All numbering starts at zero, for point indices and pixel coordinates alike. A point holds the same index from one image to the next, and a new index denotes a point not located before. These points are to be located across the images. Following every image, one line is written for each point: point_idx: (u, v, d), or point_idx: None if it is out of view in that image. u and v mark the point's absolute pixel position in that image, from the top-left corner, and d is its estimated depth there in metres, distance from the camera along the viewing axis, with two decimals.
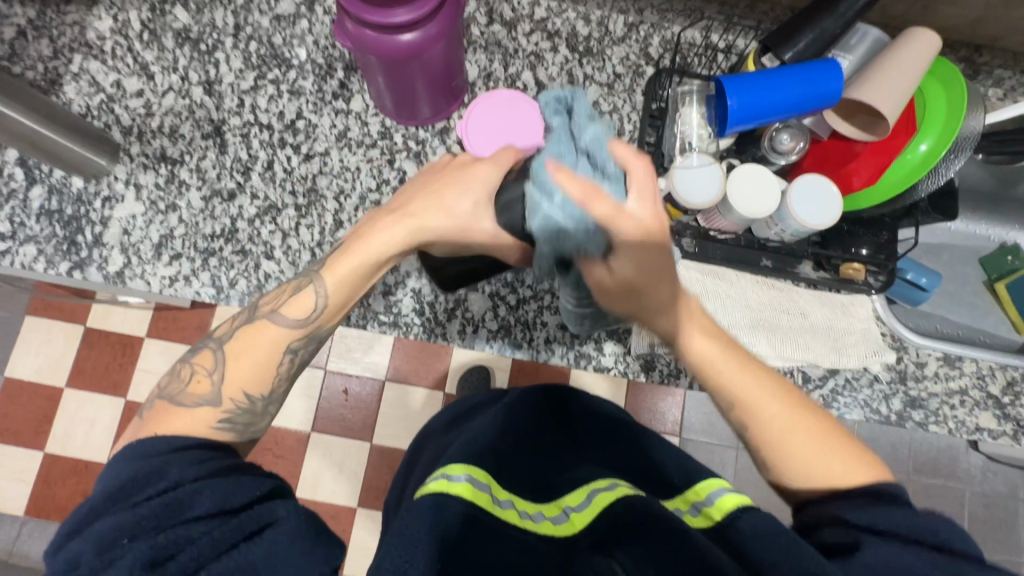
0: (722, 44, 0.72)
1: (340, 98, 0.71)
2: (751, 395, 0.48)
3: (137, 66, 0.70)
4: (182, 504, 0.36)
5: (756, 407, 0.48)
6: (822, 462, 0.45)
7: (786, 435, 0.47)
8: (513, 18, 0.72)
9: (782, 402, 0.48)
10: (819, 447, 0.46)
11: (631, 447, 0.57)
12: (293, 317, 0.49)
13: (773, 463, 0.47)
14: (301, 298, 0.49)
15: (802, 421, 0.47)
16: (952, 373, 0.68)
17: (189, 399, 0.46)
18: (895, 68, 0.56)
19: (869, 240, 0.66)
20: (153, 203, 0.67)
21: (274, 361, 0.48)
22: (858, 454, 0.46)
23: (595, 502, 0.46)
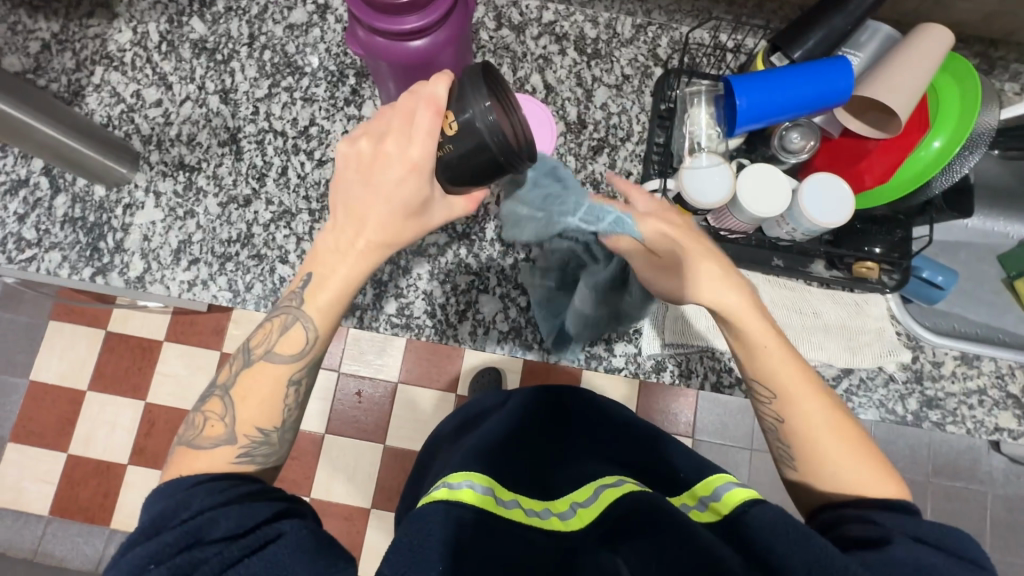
0: (731, 43, 0.72)
1: (352, 105, 0.72)
2: (797, 394, 0.48)
3: (156, 76, 0.72)
4: (200, 530, 0.36)
5: (796, 403, 0.48)
6: (853, 468, 0.46)
7: (824, 439, 0.47)
8: (522, 22, 0.73)
9: (821, 405, 0.48)
10: (851, 452, 0.47)
11: (643, 447, 0.57)
12: (287, 352, 0.46)
13: (807, 460, 0.48)
14: (290, 334, 0.46)
15: (841, 429, 0.48)
16: (970, 373, 0.67)
17: (206, 443, 0.45)
18: (906, 64, 0.56)
19: (883, 238, 0.65)
20: (172, 209, 0.69)
21: (279, 394, 0.46)
22: (888, 471, 0.46)
23: (602, 498, 0.46)
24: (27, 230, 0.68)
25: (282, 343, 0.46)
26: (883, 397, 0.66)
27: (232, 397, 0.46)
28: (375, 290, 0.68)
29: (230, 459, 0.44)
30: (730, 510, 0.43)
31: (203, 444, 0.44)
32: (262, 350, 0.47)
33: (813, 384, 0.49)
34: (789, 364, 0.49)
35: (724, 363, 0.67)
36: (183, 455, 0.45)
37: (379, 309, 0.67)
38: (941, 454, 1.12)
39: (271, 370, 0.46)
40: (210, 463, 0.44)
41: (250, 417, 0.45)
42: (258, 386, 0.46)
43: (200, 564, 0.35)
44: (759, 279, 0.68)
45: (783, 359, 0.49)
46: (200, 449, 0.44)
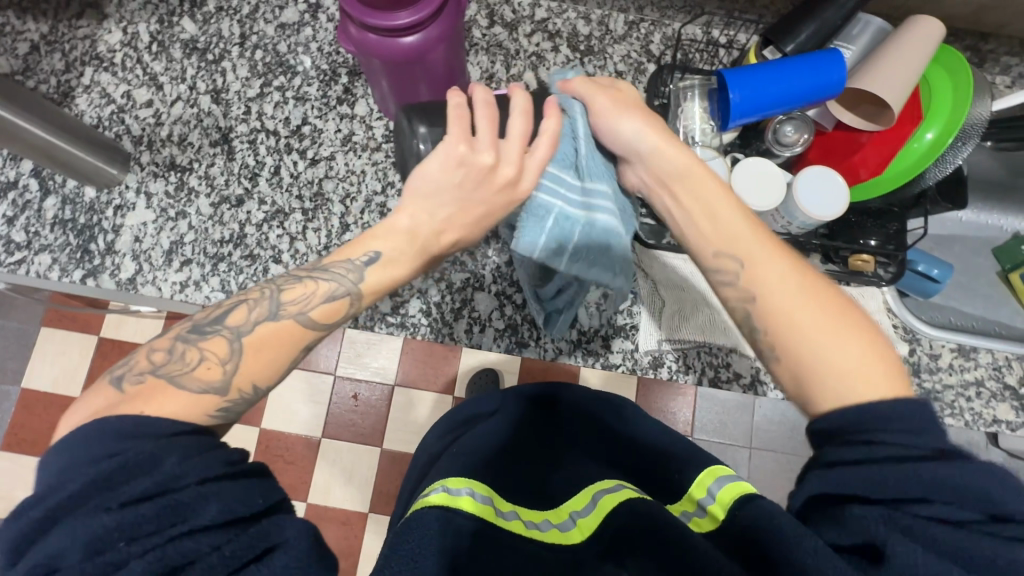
0: (723, 39, 0.72)
1: (345, 103, 0.72)
2: (755, 269, 0.42)
3: (147, 76, 0.71)
4: (184, 510, 0.32)
5: (762, 268, 0.42)
6: (839, 349, 0.38)
7: (799, 316, 0.39)
8: (514, 20, 0.73)
9: (793, 283, 0.41)
10: (834, 325, 0.39)
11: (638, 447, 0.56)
12: (321, 322, 0.43)
13: (787, 344, 0.40)
14: (333, 306, 0.44)
15: (824, 301, 0.40)
16: (967, 364, 0.67)
17: (193, 385, 0.39)
18: (897, 56, 0.56)
19: (877, 231, 0.65)
20: (163, 210, 0.68)
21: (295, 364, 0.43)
22: (880, 349, 0.38)
23: (601, 505, 0.45)
24: (16, 233, 0.67)
25: (321, 310, 0.43)
26: None
27: (241, 345, 0.41)
28: None
29: (209, 411, 0.39)
30: (725, 514, 0.41)
31: (189, 383, 0.40)
32: (295, 308, 0.43)
33: (772, 252, 0.42)
34: (748, 240, 0.43)
35: (722, 358, 0.67)
36: (157, 390, 0.39)
37: (375, 309, 0.67)
38: None
39: (296, 335, 0.43)
40: (187, 407, 0.38)
41: (250, 372, 0.41)
42: (273, 345, 0.42)
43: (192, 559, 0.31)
44: None
45: (734, 240, 0.43)
46: (183, 391, 0.39)
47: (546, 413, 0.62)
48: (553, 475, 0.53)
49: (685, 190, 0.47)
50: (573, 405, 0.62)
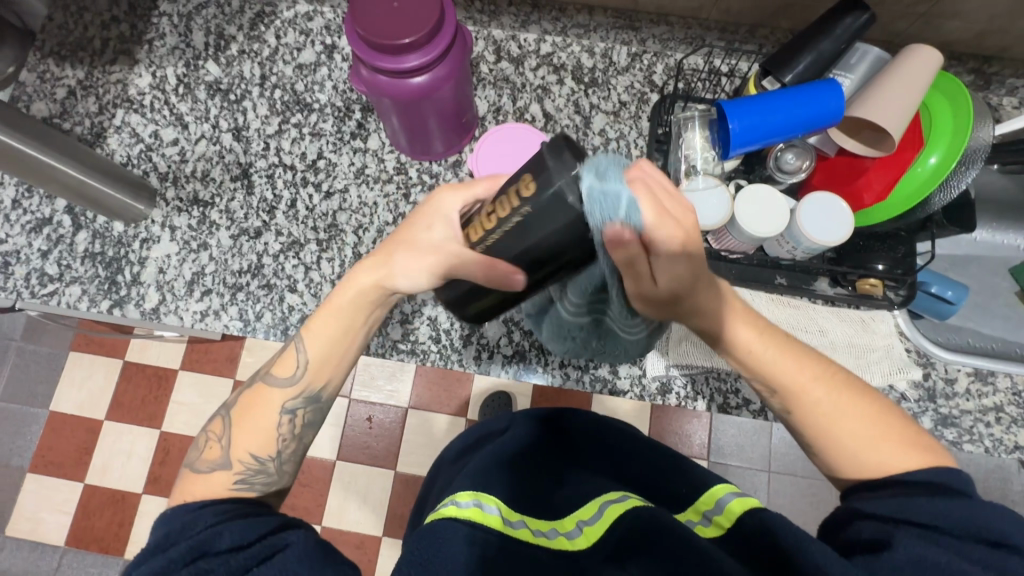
0: (725, 68, 0.73)
1: (358, 138, 0.75)
2: (794, 383, 0.46)
3: (173, 117, 0.75)
4: (205, 543, 0.37)
5: (802, 393, 0.46)
6: (877, 450, 0.43)
7: (842, 431, 0.45)
8: (520, 54, 0.76)
9: (831, 387, 0.46)
10: (870, 431, 0.44)
11: (641, 463, 0.56)
12: (281, 376, 0.48)
13: (828, 454, 0.45)
14: (287, 359, 0.49)
15: (858, 408, 0.45)
16: (985, 390, 0.66)
17: (203, 466, 0.46)
18: (896, 84, 0.57)
19: (884, 255, 0.64)
20: (186, 242, 0.72)
21: (275, 424, 0.48)
22: (902, 430, 0.44)
23: (606, 513, 0.46)
24: (50, 265, 0.71)
25: (278, 366, 0.49)
26: None
27: (231, 421, 0.48)
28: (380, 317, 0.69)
29: (226, 485, 0.45)
30: (734, 523, 0.43)
31: (203, 468, 0.46)
32: (263, 374, 0.49)
33: (807, 369, 0.46)
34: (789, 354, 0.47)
35: (730, 385, 0.67)
36: (187, 480, 0.46)
37: (386, 336, 0.69)
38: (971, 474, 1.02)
39: (268, 398, 0.48)
40: (205, 483, 0.45)
41: (245, 444, 0.47)
42: (251, 416, 0.48)
43: (206, 574, 0.35)
44: (761, 297, 0.68)
45: (780, 354, 0.47)
46: (198, 473, 0.46)
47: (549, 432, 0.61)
48: (559, 488, 0.52)
49: (730, 326, 0.47)
50: (579, 425, 0.62)
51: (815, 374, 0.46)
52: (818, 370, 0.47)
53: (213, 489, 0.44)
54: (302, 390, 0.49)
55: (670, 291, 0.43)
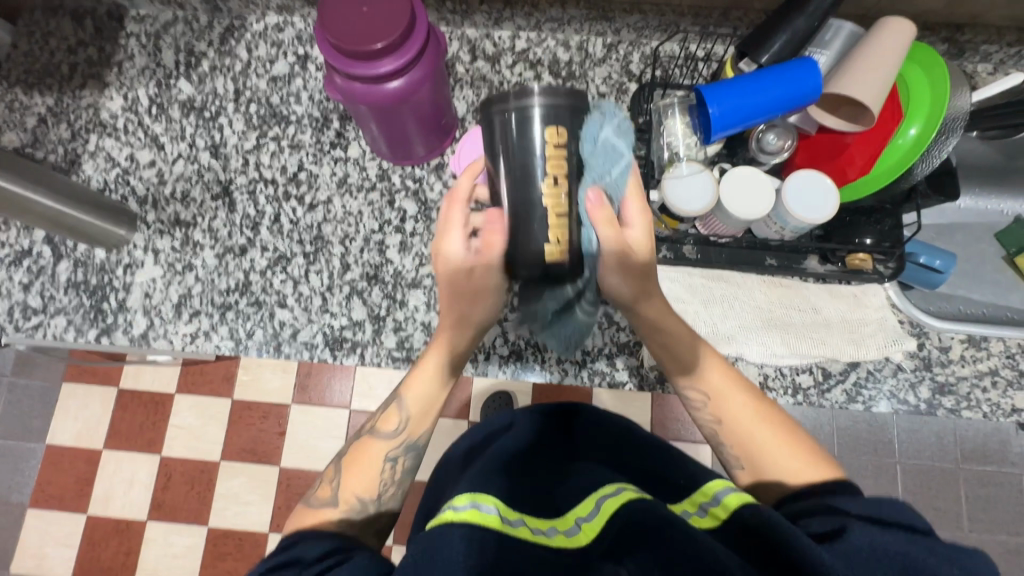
0: (701, 53, 0.74)
1: (338, 147, 0.74)
2: (726, 391, 0.55)
3: (148, 138, 0.74)
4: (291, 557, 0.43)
5: (725, 399, 0.55)
6: (786, 460, 0.50)
7: (757, 438, 0.53)
8: (496, 52, 0.75)
9: (752, 403, 0.55)
10: (783, 445, 0.51)
11: (642, 456, 0.56)
12: (386, 430, 0.56)
13: (743, 458, 0.53)
14: (388, 416, 0.56)
15: (774, 423, 0.53)
16: (979, 355, 0.67)
17: (316, 502, 0.53)
18: (872, 57, 0.57)
19: (872, 228, 0.65)
20: (171, 264, 0.71)
21: (378, 469, 0.55)
22: (815, 454, 0.51)
23: (604, 509, 0.44)
24: (33, 298, 0.69)
25: (382, 419, 0.56)
26: (893, 387, 0.65)
27: (341, 466, 0.56)
28: (373, 326, 0.69)
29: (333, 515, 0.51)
30: (731, 513, 0.42)
31: (317, 504, 0.52)
32: (369, 428, 0.57)
33: (737, 384, 0.55)
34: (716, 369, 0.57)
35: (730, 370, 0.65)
36: (301, 515, 0.52)
37: (380, 345, 0.68)
38: (968, 438, 1.04)
39: (375, 447, 0.55)
40: (315, 517, 0.51)
41: (352, 486, 0.54)
42: (359, 461, 0.55)
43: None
44: (753, 280, 0.68)
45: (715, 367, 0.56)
46: (313, 507, 0.52)
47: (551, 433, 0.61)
48: (560, 484, 0.51)
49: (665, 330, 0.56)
50: (592, 421, 0.61)
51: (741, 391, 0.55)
52: (743, 390, 0.55)
53: (327, 519, 0.51)
54: (402, 442, 0.56)
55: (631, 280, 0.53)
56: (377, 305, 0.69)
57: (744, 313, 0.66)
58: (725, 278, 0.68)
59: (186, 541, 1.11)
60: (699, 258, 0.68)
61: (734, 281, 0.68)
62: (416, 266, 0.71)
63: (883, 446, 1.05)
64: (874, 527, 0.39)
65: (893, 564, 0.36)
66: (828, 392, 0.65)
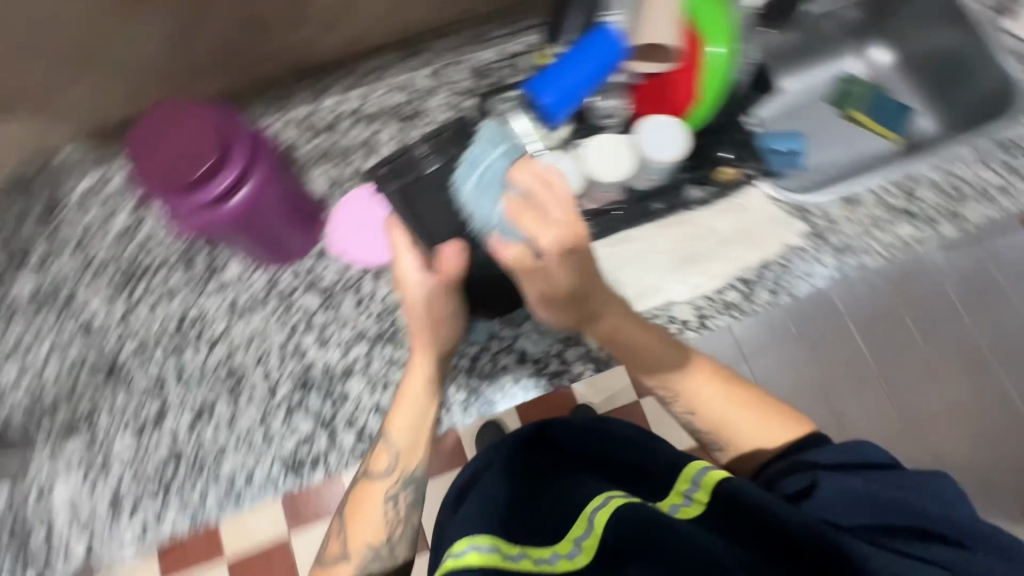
0: (520, 48, 0.76)
1: (214, 275, 0.70)
2: (687, 376, 0.45)
3: (8, 350, 0.67)
4: None
5: (689, 386, 0.45)
6: (757, 429, 0.44)
7: (731, 416, 0.44)
8: (332, 121, 0.74)
9: (719, 378, 0.45)
10: (755, 416, 0.44)
11: (633, 456, 0.45)
12: (378, 469, 0.45)
13: (720, 437, 0.45)
14: (377, 457, 0.46)
15: (740, 394, 0.45)
16: (858, 210, 0.73)
17: (328, 560, 0.44)
18: (653, 10, 0.63)
19: (728, 142, 0.70)
20: (88, 468, 0.65)
21: (383, 512, 0.45)
22: (789, 419, 0.44)
23: (597, 524, 0.37)
24: None
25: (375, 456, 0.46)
26: (804, 268, 0.71)
27: (344, 520, 0.45)
28: (327, 432, 0.66)
29: None
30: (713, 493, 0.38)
31: (327, 562, 0.44)
32: (362, 471, 0.46)
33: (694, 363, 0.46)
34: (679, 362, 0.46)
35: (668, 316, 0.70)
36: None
37: (339, 446, 0.65)
38: None
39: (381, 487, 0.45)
40: None
41: (360, 533, 0.44)
42: (359, 507, 0.45)
43: None
44: (653, 230, 0.72)
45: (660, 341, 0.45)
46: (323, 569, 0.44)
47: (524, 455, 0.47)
48: (556, 504, 0.41)
49: (616, 328, 0.45)
50: (567, 435, 0.47)
51: (711, 382, 0.45)
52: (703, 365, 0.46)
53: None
54: (402, 476, 0.45)
55: (572, 291, 0.40)
56: (321, 410, 0.66)
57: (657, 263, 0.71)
58: (630, 238, 0.72)
59: None
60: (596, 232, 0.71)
61: (638, 238, 0.72)
62: (343, 354, 0.68)
63: None
64: (842, 476, 0.39)
65: (869, 515, 0.37)
66: (755, 297, 0.70)
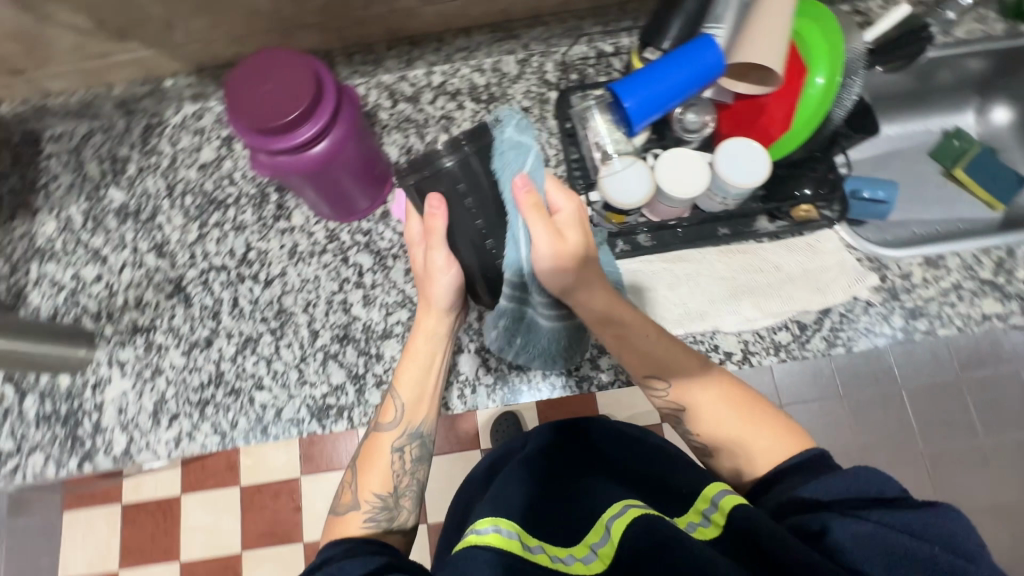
0: (609, 49, 0.76)
1: (281, 219, 0.75)
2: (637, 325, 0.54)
3: (90, 253, 0.74)
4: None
5: (637, 335, 0.54)
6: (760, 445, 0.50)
7: (726, 423, 0.52)
8: (415, 92, 0.77)
9: (656, 337, 0.55)
10: (751, 429, 0.51)
11: (657, 483, 0.52)
12: None
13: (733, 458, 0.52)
14: None
15: (724, 397, 0.53)
16: (939, 273, 0.70)
17: None
18: (761, 25, 0.60)
19: (809, 177, 0.67)
20: (139, 373, 0.70)
21: None
22: (779, 424, 0.51)
23: (613, 532, 0.42)
24: (5, 440, 0.68)
25: None
26: (868, 323, 0.68)
27: None
28: (355, 386, 0.69)
29: None
30: None
31: None
32: None
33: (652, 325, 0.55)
34: (698, 391, 0.54)
35: (710, 342, 0.67)
36: None
37: (366, 403, 0.68)
38: (963, 347, 1.09)
39: None
40: None
41: (369, 484, 0.53)
42: None
43: None
44: (711, 253, 0.70)
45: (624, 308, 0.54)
46: None
47: (551, 465, 0.56)
48: None
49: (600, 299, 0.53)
50: (601, 435, 0.60)
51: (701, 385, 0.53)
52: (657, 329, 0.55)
53: (351, 529, 0.50)
54: None
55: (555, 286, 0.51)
56: (354, 364, 0.69)
57: (712, 286, 0.68)
58: (685, 257, 0.70)
59: None
60: (654, 243, 0.70)
61: (694, 259, 0.70)
62: (384, 316, 0.71)
63: (883, 376, 1.10)
64: None
65: None
66: (808, 343, 0.67)
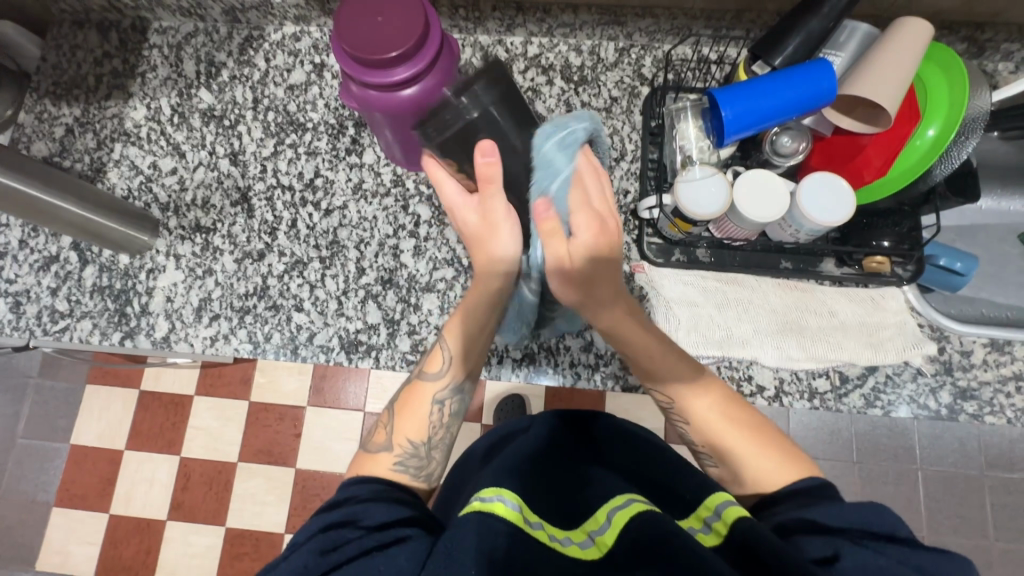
0: (713, 55, 0.74)
1: (353, 153, 0.76)
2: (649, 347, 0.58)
3: (170, 146, 0.77)
4: (356, 515, 0.45)
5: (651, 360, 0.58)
6: (757, 464, 0.52)
7: (727, 440, 0.55)
8: (508, 58, 0.76)
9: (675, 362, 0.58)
10: (749, 445, 0.54)
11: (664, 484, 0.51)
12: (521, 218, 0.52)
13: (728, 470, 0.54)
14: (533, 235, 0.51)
15: (729, 418, 0.56)
16: (1002, 359, 0.66)
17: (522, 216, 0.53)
18: (884, 60, 0.58)
19: (891, 231, 0.64)
20: (191, 269, 0.73)
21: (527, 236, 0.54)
22: (779, 450, 0.53)
23: (615, 521, 0.43)
24: (60, 301, 0.72)
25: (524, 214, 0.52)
26: (913, 393, 0.66)
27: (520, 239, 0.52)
28: (388, 330, 0.70)
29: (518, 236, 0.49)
30: None
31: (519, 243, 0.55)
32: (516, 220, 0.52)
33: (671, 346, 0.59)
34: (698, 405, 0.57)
35: (744, 372, 0.66)
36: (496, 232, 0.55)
37: (395, 349, 0.69)
38: (994, 444, 1.05)
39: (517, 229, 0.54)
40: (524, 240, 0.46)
41: (406, 428, 0.56)
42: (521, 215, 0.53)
43: (343, 543, 0.42)
44: (768, 283, 0.69)
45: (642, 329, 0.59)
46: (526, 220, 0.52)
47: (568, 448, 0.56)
48: None
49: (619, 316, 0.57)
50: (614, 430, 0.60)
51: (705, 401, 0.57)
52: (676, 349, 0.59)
53: (375, 467, 0.53)
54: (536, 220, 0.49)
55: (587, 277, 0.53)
56: (391, 309, 0.71)
57: (760, 316, 0.67)
58: (741, 282, 0.69)
59: (205, 541, 1.16)
60: (712, 261, 0.70)
61: (749, 285, 0.69)
62: (430, 270, 0.72)
63: (903, 451, 1.07)
64: None
65: None
66: (845, 397, 0.65)
